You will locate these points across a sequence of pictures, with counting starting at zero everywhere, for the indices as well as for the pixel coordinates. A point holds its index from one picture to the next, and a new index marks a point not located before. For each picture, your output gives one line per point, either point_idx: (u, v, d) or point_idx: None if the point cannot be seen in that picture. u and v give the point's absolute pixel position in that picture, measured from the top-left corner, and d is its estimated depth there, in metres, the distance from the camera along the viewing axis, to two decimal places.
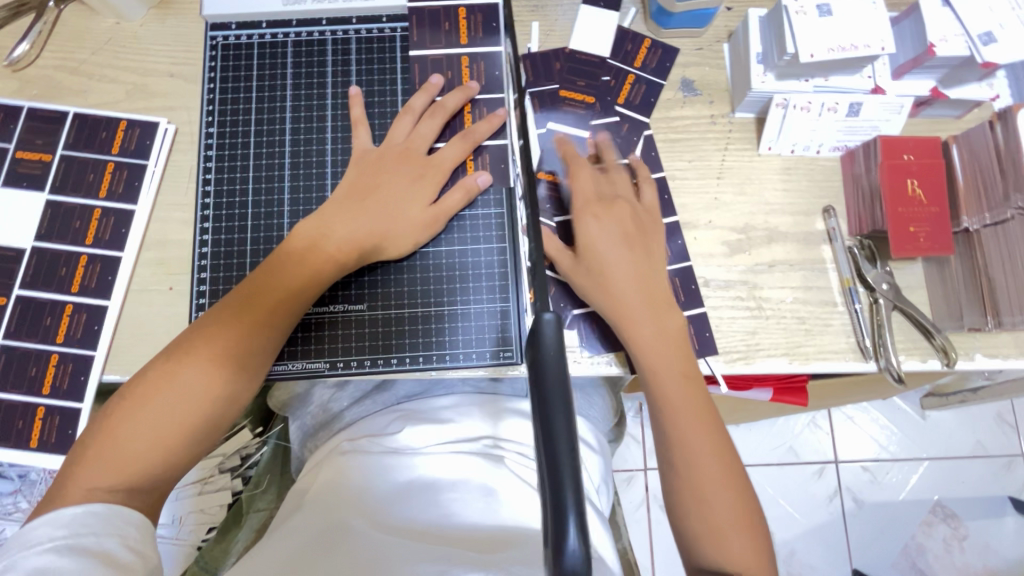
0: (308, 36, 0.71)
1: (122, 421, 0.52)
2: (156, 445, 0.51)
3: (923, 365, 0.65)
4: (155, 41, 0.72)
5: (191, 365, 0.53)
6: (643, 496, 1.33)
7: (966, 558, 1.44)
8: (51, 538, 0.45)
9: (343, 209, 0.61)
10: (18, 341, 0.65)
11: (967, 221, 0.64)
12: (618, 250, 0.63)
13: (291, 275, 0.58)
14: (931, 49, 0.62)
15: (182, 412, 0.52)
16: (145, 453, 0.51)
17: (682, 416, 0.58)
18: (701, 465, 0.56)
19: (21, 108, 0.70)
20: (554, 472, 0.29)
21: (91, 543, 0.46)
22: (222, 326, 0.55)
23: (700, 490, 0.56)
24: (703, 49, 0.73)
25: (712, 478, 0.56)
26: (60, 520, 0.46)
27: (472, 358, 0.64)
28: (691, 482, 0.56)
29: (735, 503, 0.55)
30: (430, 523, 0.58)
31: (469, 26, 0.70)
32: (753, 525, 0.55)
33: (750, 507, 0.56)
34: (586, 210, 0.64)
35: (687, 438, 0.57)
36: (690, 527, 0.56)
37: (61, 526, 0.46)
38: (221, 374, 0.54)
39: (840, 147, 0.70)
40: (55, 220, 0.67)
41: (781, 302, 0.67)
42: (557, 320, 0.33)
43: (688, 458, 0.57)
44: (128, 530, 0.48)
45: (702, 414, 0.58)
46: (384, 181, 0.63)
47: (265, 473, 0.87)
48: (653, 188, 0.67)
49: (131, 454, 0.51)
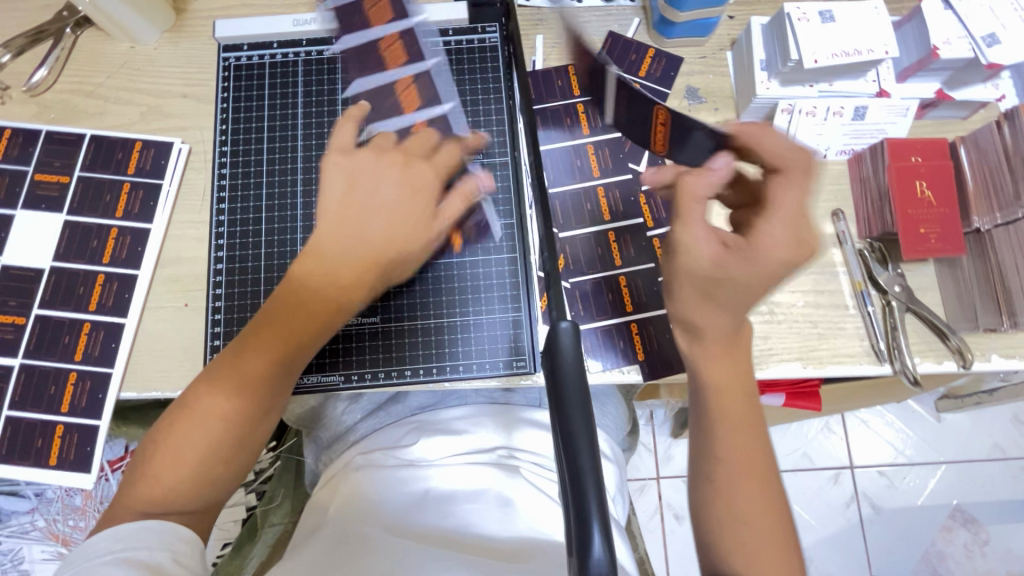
0: (319, 54, 0.72)
1: (158, 443, 0.53)
2: (183, 472, 0.52)
3: (938, 367, 0.65)
4: (168, 63, 0.74)
5: (213, 395, 0.53)
6: (657, 505, 1.32)
7: (988, 564, 1.41)
8: (110, 550, 0.47)
9: (337, 231, 0.53)
10: (38, 360, 0.66)
11: (979, 221, 0.63)
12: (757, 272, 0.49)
13: (295, 307, 0.54)
14: (935, 52, 0.62)
15: (206, 434, 0.53)
16: (176, 479, 0.52)
17: (730, 432, 0.53)
18: (738, 479, 0.52)
19: (39, 132, 0.71)
20: (574, 479, 0.29)
21: (144, 555, 0.47)
22: (234, 364, 0.53)
23: (732, 502, 0.52)
24: (707, 58, 0.74)
25: (744, 490, 0.52)
26: (115, 535, 0.48)
27: (486, 368, 0.64)
28: (721, 494, 0.53)
29: (770, 514, 0.52)
30: (448, 533, 0.58)
31: (385, 11, 0.64)
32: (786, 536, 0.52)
33: (785, 527, 0.52)
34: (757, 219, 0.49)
35: (728, 453, 0.53)
36: (713, 539, 0.53)
37: (117, 541, 0.48)
38: (244, 398, 0.53)
39: (847, 150, 0.70)
40: (73, 240, 0.69)
41: (792, 306, 0.67)
42: (573, 328, 0.34)
43: (723, 473, 0.53)
44: (179, 545, 0.50)
45: (744, 427, 0.53)
46: (378, 190, 0.54)
47: (278, 488, 0.87)
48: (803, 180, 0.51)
49: (166, 474, 0.51)
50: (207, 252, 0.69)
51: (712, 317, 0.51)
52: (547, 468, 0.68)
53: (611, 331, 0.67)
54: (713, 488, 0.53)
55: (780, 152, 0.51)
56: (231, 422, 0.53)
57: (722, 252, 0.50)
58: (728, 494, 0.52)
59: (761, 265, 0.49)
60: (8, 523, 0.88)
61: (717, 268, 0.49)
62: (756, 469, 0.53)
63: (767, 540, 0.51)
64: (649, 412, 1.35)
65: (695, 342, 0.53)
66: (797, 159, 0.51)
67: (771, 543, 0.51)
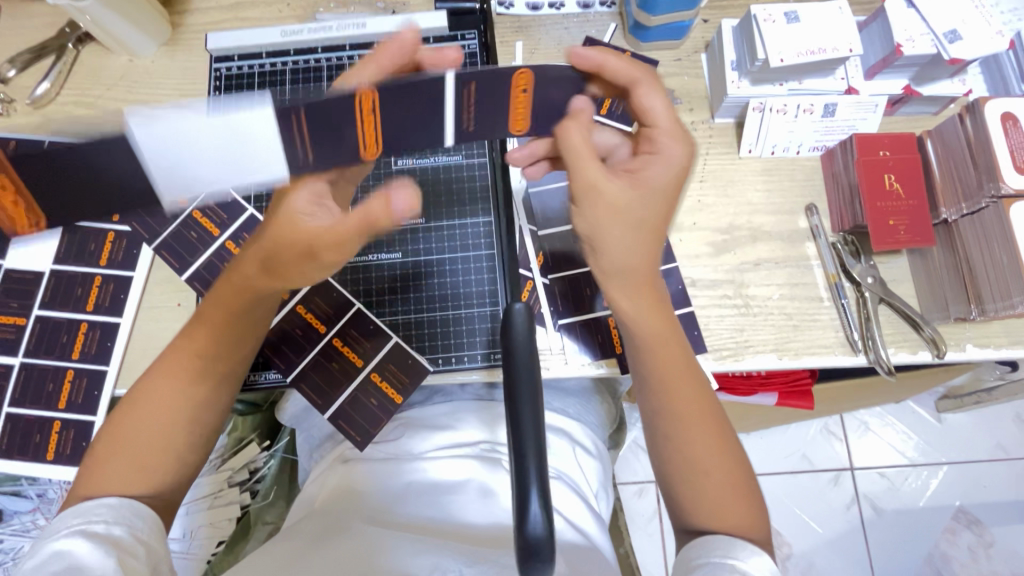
0: (305, 63, 0.76)
1: (122, 424, 0.54)
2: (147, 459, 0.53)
3: (913, 357, 0.66)
4: (165, 75, 0.77)
5: (174, 374, 0.55)
6: (655, 508, 1.32)
7: (993, 566, 1.39)
8: (68, 526, 0.49)
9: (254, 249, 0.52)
10: (37, 359, 0.68)
11: (946, 212, 0.65)
12: (653, 171, 0.53)
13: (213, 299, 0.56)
14: (898, 49, 0.64)
15: (169, 412, 0.54)
16: (142, 464, 0.53)
17: (677, 386, 0.55)
18: (692, 433, 0.54)
19: (41, 141, 0.75)
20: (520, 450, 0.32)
21: (101, 529, 0.49)
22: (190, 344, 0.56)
23: (691, 457, 0.54)
24: (682, 60, 0.76)
25: (700, 444, 0.54)
26: (76, 511, 0.50)
27: (465, 361, 0.67)
28: (680, 452, 0.54)
29: (734, 471, 0.54)
30: (431, 520, 0.60)
31: (210, 219, 0.72)
32: (750, 491, 0.55)
33: (748, 479, 0.55)
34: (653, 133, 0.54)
35: (674, 402, 0.55)
36: (679, 498, 0.55)
37: (77, 516, 0.49)
38: (203, 382, 0.56)
39: (819, 147, 0.72)
40: (72, 244, 0.72)
41: (767, 299, 0.68)
42: (527, 312, 0.36)
43: (679, 427, 0.55)
44: (136, 520, 0.50)
45: (688, 378, 0.55)
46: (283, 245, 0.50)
47: (272, 486, 0.89)
48: (658, 91, 0.54)
49: (133, 454, 0.53)
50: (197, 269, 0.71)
51: (626, 252, 0.52)
52: None
53: (590, 326, 0.68)
54: (676, 451, 0.55)
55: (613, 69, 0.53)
56: (190, 405, 0.55)
57: (631, 178, 0.53)
58: (687, 448, 0.54)
59: (659, 179, 0.53)
60: (10, 522, 0.91)
61: (637, 186, 0.52)
62: (707, 419, 0.55)
63: (726, 488, 0.54)
64: None
65: (618, 288, 0.54)
66: (643, 69, 0.55)
67: (737, 494, 0.54)
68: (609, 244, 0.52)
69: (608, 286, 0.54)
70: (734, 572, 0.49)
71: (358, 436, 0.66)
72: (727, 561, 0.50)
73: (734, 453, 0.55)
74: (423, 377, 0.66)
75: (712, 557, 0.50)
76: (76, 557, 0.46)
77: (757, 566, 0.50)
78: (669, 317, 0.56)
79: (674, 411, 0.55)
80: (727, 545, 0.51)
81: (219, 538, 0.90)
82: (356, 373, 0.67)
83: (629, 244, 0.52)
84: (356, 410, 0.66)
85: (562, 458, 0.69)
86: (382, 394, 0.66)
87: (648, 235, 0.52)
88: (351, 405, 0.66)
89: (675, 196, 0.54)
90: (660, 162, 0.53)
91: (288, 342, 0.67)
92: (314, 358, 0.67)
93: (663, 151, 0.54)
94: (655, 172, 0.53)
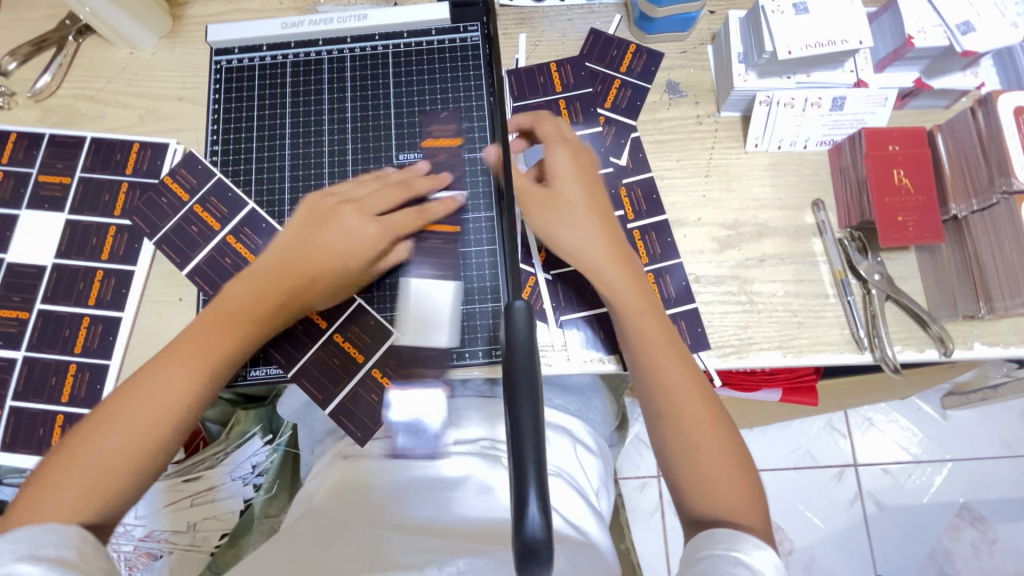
0: (306, 56, 0.75)
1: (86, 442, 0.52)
2: (91, 484, 0.50)
3: (920, 355, 0.65)
4: (166, 67, 0.76)
5: (154, 392, 0.54)
6: (657, 503, 1.32)
7: (996, 563, 1.38)
8: (8, 552, 0.42)
9: (272, 280, 0.61)
10: (40, 353, 0.69)
11: (955, 208, 0.64)
12: (566, 166, 0.64)
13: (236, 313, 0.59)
14: (910, 41, 0.62)
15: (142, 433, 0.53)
16: (89, 490, 0.50)
17: (667, 361, 0.58)
18: (683, 401, 0.56)
19: (43, 135, 0.74)
20: (517, 438, 0.30)
21: (50, 552, 0.44)
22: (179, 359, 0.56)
23: (685, 434, 0.55)
24: (687, 52, 0.75)
25: (692, 417, 0.56)
26: (14, 537, 0.43)
27: (465, 357, 0.67)
28: (676, 426, 0.56)
29: (726, 440, 0.56)
30: (428, 519, 0.59)
31: (211, 214, 0.72)
32: (745, 461, 0.56)
33: (739, 447, 0.56)
34: (551, 143, 0.66)
35: (662, 374, 0.57)
36: (680, 480, 0.55)
37: (19, 542, 0.43)
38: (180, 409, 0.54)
39: (826, 141, 0.71)
40: (73, 238, 0.72)
41: (772, 296, 0.68)
42: (528, 307, 0.35)
43: (668, 397, 0.57)
44: (85, 543, 0.47)
45: (674, 356, 0.58)
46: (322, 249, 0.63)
47: (275, 480, 0.91)
48: (547, 121, 0.67)
49: (93, 475, 0.50)
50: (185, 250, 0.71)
51: (583, 238, 0.62)
52: None
53: (591, 323, 0.68)
54: (671, 425, 0.56)
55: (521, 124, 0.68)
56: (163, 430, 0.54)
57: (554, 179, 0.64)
58: (677, 421, 0.56)
59: (569, 172, 0.64)
60: None
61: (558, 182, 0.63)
62: (692, 387, 0.57)
63: (724, 465, 0.54)
64: None
65: (595, 268, 0.61)
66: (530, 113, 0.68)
67: (731, 467, 0.54)
68: (567, 231, 0.62)
69: (586, 267, 0.62)
70: (737, 564, 0.46)
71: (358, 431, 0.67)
72: (731, 553, 0.47)
73: (725, 425, 0.57)
74: (425, 372, 0.67)
75: (716, 549, 0.48)
76: None
77: (761, 560, 0.47)
78: (647, 291, 0.61)
79: (662, 382, 0.57)
80: (730, 536, 0.49)
81: (223, 531, 0.89)
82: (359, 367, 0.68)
83: (586, 233, 0.62)
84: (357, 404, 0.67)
85: (564, 456, 0.69)
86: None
87: (588, 216, 0.63)
88: (352, 400, 0.67)
89: (583, 177, 0.65)
90: (562, 156, 0.64)
91: (288, 337, 0.67)
92: (314, 353, 0.67)
93: (563, 154, 0.65)
94: (560, 164, 0.64)
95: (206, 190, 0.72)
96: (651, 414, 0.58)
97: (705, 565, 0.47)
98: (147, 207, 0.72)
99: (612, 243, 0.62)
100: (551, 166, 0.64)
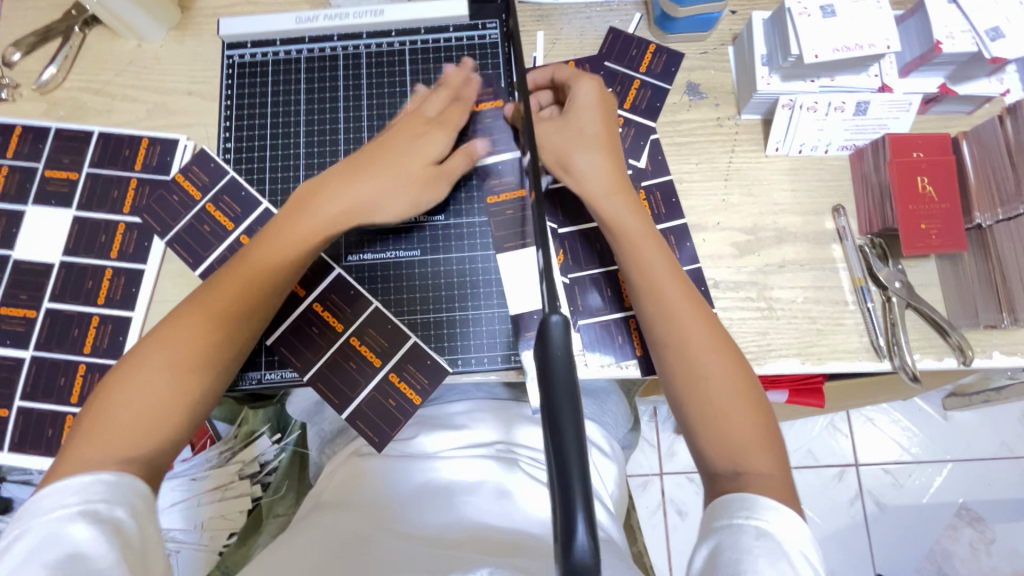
0: (321, 51, 0.74)
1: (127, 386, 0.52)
2: (135, 420, 0.51)
3: (938, 364, 0.65)
4: (175, 61, 0.75)
5: (196, 328, 0.55)
6: (660, 501, 1.32)
7: (993, 563, 1.39)
8: (64, 504, 0.46)
9: (339, 175, 0.63)
10: (48, 352, 0.67)
11: (979, 217, 0.64)
12: (586, 104, 0.65)
13: (300, 226, 0.60)
14: (938, 46, 0.61)
15: (185, 373, 0.54)
16: (138, 432, 0.51)
17: (678, 304, 0.59)
18: (694, 333, 0.58)
19: (49, 129, 0.73)
20: (559, 449, 0.31)
21: (102, 509, 0.46)
22: (220, 294, 0.57)
23: (699, 377, 0.57)
24: (708, 53, 0.73)
25: (702, 352, 0.58)
26: (71, 488, 0.47)
27: (484, 362, 0.66)
28: (687, 361, 0.58)
29: (743, 390, 0.57)
30: (444, 525, 0.59)
31: (224, 213, 0.71)
32: (765, 417, 0.57)
33: (755, 393, 0.57)
34: (573, 79, 0.67)
35: (668, 307, 0.59)
36: (690, 416, 0.57)
37: (73, 494, 0.46)
38: (223, 344, 0.56)
39: (848, 146, 0.70)
40: (81, 235, 0.70)
41: (791, 302, 0.67)
42: (565, 322, 0.34)
43: (672, 328, 0.59)
44: (136, 500, 0.48)
45: (680, 291, 0.59)
46: (391, 146, 0.64)
47: (282, 481, 0.89)
48: (568, 69, 0.68)
49: (144, 417, 0.52)
50: (196, 252, 0.70)
51: (595, 171, 0.64)
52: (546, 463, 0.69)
53: (610, 327, 0.67)
54: (681, 360, 0.58)
55: (541, 78, 0.70)
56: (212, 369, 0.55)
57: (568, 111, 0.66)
58: (687, 355, 0.58)
59: (586, 107, 0.65)
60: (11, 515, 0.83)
61: (575, 116, 0.65)
62: (703, 322, 0.59)
63: (736, 403, 0.56)
64: (653, 409, 1.35)
65: (601, 199, 0.63)
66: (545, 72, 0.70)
67: (746, 405, 0.56)
68: (580, 163, 0.64)
69: (594, 203, 0.63)
70: (758, 532, 0.48)
71: (376, 436, 0.65)
72: (751, 522, 0.49)
73: (743, 370, 0.58)
74: (442, 377, 0.66)
75: (734, 518, 0.50)
76: (77, 541, 0.44)
77: (779, 525, 0.49)
78: (649, 226, 0.63)
79: (671, 317, 0.59)
80: (749, 502, 0.50)
81: (231, 530, 0.88)
82: (375, 372, 0.66)
83: (598, 167, 0.64)
84: (374, 409, 0.66)
85: None
86: (400, 394, 0.66)
87: (602, 152, 0.64)
88: (368, 405, 0.66)
89: (603, 112, 0.66)
90: (584, 89, 0.66)
91: (302, 339, 0.66)
92: (330, 356, 0.66)
93: (589, 89, 0.66)
94: (583, 101, 0.65)
95: (218, 189, 0.71)
96: (661, 355, 0.59)
97: (723, 533, 0.49)
98: (158, 205, 0.71)
99: (620, 180, 0.64)
100: (575, 98, 0.66)
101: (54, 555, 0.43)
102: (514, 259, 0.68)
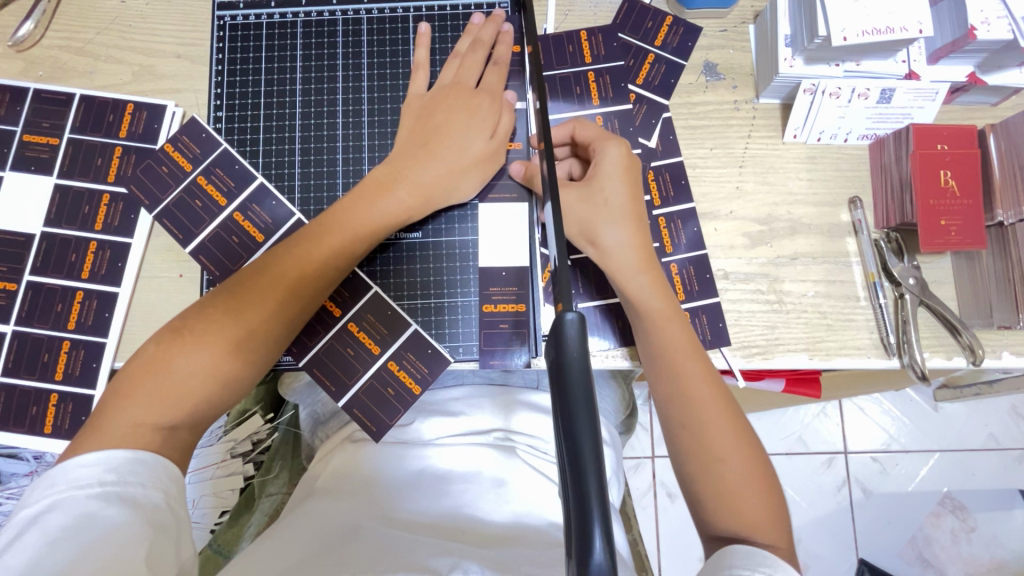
0: (318, 16, 0.70)
1: (177, 357, 0.51)
2: (169, 394, 0.50)
3: (947, 363, 0.64)
4: (162, 21, 0.70)
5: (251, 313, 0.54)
6: (650, 484, 1.33)
7: (972, 550, 1.39)
8: (100, 481, 0.45)
9: (410, 153, 0.61)
10: (31, 327, 0.65)
11: (1002, 214, 0.63)
12: (616, 181, 0.60)
13: (371, 210, 0.59)
14: (972, 32, 0.58)
15: (223, 355, 0.52)
16: (171, 406, 0.50)
17: (694, 374, 0.56)
18: (705, 399, 0.55)
19: (27, 90, 0.68)
20: (574, 452, 0.30)
21: (139, 493, 0.46)
22: (274, 282, 0.55)
23: (708, 445, 0.54)
24: (727, 32, 0.70)
25: (714, 424, 0.54)
26: (109, 463, 0.46)
27: (483, 351, 0.64)
28: (694, 433, 0.54)
29: (761, 479, 0.53)
30: (440, 514, 0.58)
31: (216, 187, 0.67)
32: (778, 506, 0.53)
33: (770, 476, 0.54)
34: (599, 140, 0.62)
35: (685, 382, 0.56)
36: (697, 488, 0.54)
37: (111, 471, 0.46)
38: (273, 330, 0.55)
39: (869, 135, 0.67)
40: (64, 206, 0.67)
41: (802, 296, 0.65)
42: (580, 319, 0.32)
43: (685, 396, 0.55)
44: (171, 486, 0.48)
45: (705, 377, 0.56)
46: (446, 121, 0.62)
47: (276, 459, 0.88)
48: (589, 126, 0.63)
49: (180, 390, 0.51)
50: (183, 228, 0.66)
51: (620, 248, 0.59)
52: (543, 451, 0.68)
53: (610, 312, 0.65)
54: (695, 427, 0.55)
55: (559, 135, 0.64)
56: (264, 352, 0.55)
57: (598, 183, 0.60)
58: (697, 423, 0.55)
59: (613, 177, 0.60)
60: (5, 485, 0.79)
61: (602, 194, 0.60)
62: (719, 400, 0.55)
63: (748, 485, 0.53)
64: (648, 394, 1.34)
65: (624, 277, 0.58)
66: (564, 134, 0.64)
67: (754, 485, 0.53)
68: (604, 239, 0.59)
69: (617, 276, 0.59)
70: None
71: (373, 426, 0.64)
72: None
73: (757, 451, 0.55)
74: (443, 366, 0.64)
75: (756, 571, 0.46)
76: (110, 523, 0.43)
77: None
78: (671, 298, 0.59)
79: (691, 399, 0.55)
80: (771, 560, 0.47)
81: (223, 508, 0.84)
82: (372, 359, 0.64)
83: (621, 245, 0.59)
84: (372, 398, 0.64)
85: None
86: (400, 383, 0.64)
87: (630, 227, 0.59)
88: (366, 393, 0.64)
89: (635, 182, 0.61)
90: (613, 159, 0.60)
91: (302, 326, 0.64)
92: (327, 342, 0.64)
93: (619, 157, 0.60)
94: (614, 180, 0.60)
95: (212, 161, 0.68)
96: (667, 414, 0.56)
97: None
98: (145, 175, 0.67)
99: (645, 255, 0.59)
100: (603, 163, 0.60)
101: (88, 533, 0.42)
102: (505, 211, 0.66)
